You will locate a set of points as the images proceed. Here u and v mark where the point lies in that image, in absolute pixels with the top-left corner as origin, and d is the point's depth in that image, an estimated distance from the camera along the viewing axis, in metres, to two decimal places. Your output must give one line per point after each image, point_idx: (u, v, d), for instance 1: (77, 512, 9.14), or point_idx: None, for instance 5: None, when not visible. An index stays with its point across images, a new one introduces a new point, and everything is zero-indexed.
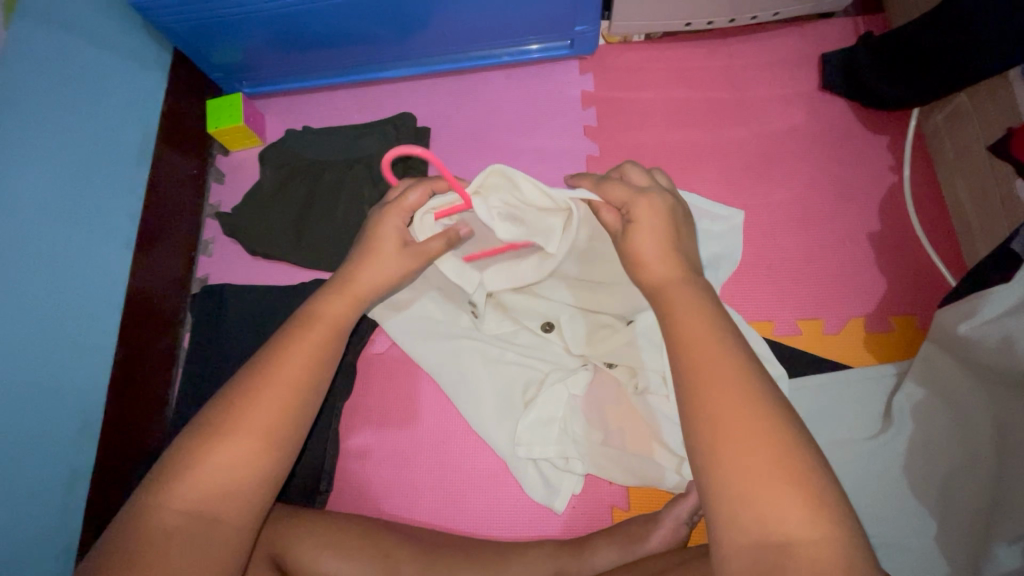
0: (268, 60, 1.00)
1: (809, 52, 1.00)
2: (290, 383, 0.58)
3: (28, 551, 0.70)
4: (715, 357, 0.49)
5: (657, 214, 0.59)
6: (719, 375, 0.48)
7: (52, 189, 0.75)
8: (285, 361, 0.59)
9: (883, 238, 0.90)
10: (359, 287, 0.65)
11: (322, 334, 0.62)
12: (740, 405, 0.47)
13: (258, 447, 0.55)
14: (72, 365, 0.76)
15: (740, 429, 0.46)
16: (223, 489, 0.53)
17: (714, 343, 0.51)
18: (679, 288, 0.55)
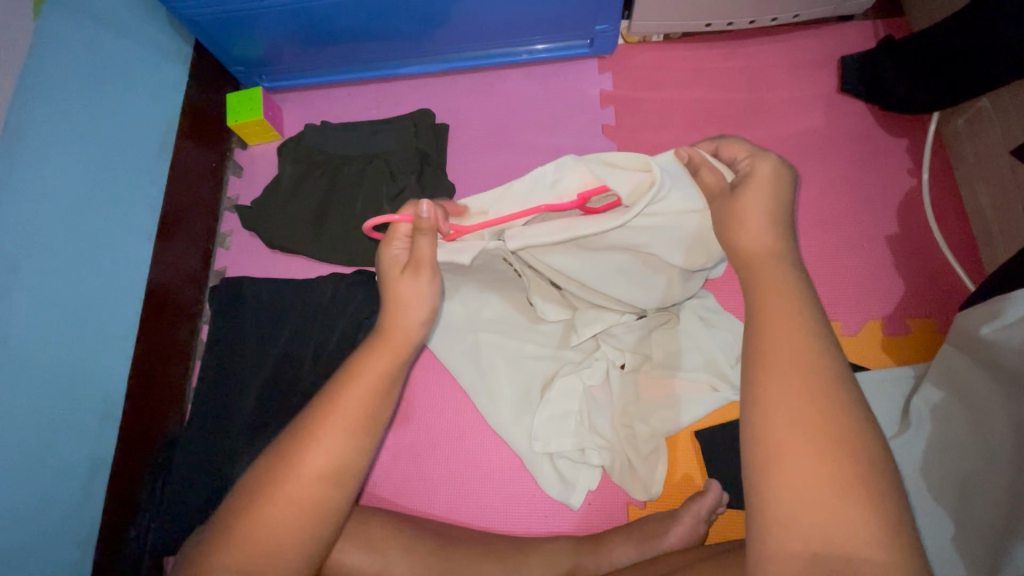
0: (288, 54, 1.00)
1: (828, 54, 1.00)
2: (332, 453, 0.53)
3: (49, 537, 0.70)
4: (794, 351, 0.46)
5: (775, 182, 0.56)
6: (791, 367, 0.46)
7: (78, 181, 0.76)
8: (323, 431, 0.53)
9: (900, 241, 0.90)
10: (395, 337, 0.58)
11: (365, 395, 0.55)
12: (811, 406, 0.44)
13: (303, 518, 0.52)
14: (93, 355, 0.77)
15: (809, 432, 0.43)
16: (268, 551, 0.51)
17: (797, 335, 0.47)
18: (769, 260, 0.53)
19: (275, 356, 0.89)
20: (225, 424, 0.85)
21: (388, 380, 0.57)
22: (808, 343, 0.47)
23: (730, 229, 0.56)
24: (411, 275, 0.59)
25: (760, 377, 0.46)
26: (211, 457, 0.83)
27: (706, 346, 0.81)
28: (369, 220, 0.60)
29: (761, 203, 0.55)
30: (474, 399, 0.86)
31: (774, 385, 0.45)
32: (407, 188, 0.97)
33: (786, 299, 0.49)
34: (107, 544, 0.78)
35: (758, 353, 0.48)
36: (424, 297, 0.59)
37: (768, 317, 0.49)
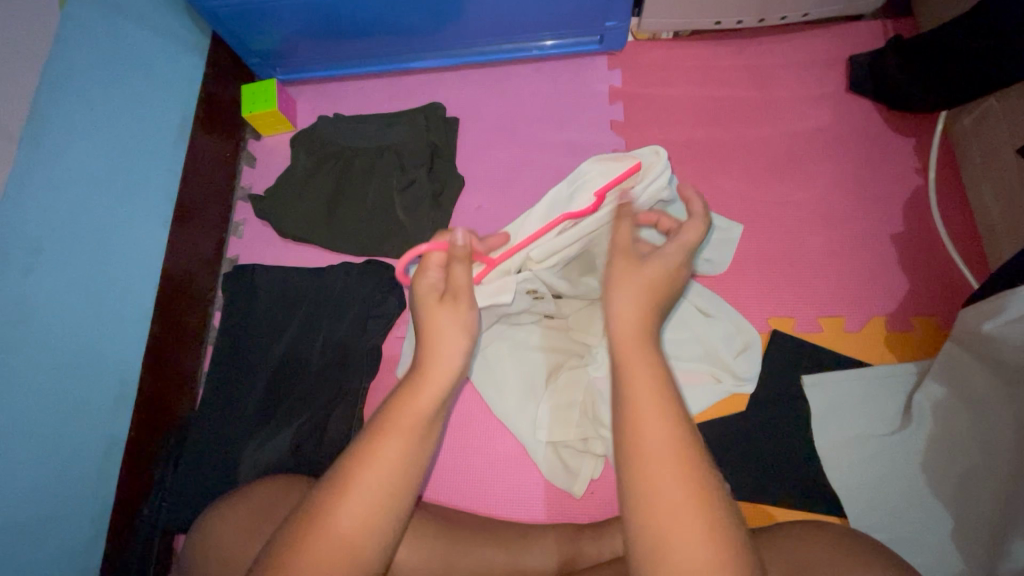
0: (303, 47, 1.02)
1: (837, 53, 1.01)
2: (376, 501, 0.48)
3: (65, 512, 0.72)
4: (665, 455, 0.44)
5: (663, 270, 0.55)
6: (661, 470, 0.43)
7: (99, 166, 0.78)
8: (367, 475, 0.48)
9: (906, 239, 0.91)
10: (444, 367, 0.53)
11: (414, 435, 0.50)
12: (683, 511, 0.42)
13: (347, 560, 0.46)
14: (109, 338, 0.78)
15: (680, 542, 0.41)
16: None
17: (667, 434, 0.45)
18: (636, 349, 0.50)
19: (286, 343, 0.91)
20: (236, 408, 0.87)
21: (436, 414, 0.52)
22: (673, 438, 0.44)
23: (613, 294, 0.54)
24: (452, 299, 0.56)
25: (633, 479, 0.44)
26: (222, 440, 0.85)
27: (706, 336, 0.84)
28: (405, 253, 0.60)
29: (646, 288, 0.54)
30: (479, 389, 0.87)
31: (646, 486, 0.43)
32: (417, 180, 0.98)
33: (654, 391, 0.47)
34: (120, 522, 0.80)
35: (632, 462, 0.44)
36: (471, 320, 0.56)
37: (634, 418, 0.46)
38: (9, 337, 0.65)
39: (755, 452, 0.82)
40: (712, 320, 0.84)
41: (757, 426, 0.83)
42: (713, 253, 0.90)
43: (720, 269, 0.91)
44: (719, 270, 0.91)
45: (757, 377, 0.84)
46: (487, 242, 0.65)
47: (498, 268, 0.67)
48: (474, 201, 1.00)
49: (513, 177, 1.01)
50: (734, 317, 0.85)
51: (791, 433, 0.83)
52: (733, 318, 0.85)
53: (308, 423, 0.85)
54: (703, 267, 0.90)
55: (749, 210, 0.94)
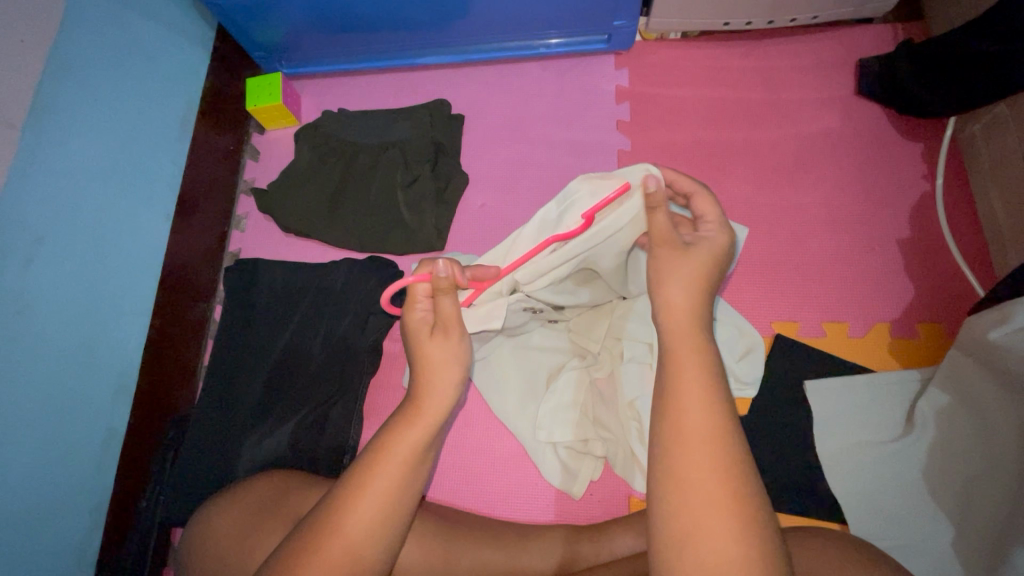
0: (308, 40, 1.01)
1: (846, 56, 1.00)
2: (359, 545, 0.47)
3: (63, 503, 0.71)
4: (701, 434, 0.44)
5: (706, 262, 0.55)
6: (693, 445, 0.44)
7: (103, 157, 0.77)
8: (351, 520, 0.47)
9: (912, 245, 0.90)
10: (431, 409, 0.53)
11: (401, 475, 0.50)
12: (711, 488, 0.42)
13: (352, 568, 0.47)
14: (110, 330, 0.78)
15: (706, 519, 0.41)
16: None
17: (704, 412, 0.45)
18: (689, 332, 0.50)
19: (287, 338, 0.91)
20: (236, 403, 0.87)
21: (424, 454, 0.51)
22: (708, 419, 0.45)
23: (661, 282, 0.54)
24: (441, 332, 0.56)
25: (667, 451, 0.44)
26: (221, 435, 0.85)
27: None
28: (388, 288, 0.57)
29: (691, 269, 0.54)
30: (481, 389, 0.87)
31: (679, 458, 0.43)
32: (421, 177, 0.98)
33: (696, 374, 0.47)
34: (118, 515, 0.79)
35: (668, 435, 0.45)
36: (459, 357, 0.56)
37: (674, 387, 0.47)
38: (8, 328, 0.65)
39: (755, 456, 0.82)
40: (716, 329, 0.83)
41: (758, 430, 0.83)
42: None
43: None
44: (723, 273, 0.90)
45: (759, 382, 0.84)
46: (474, 272, 0.61)
47: (488, 290, 0.64)
48: (478, 199, 0.99)
49: (517, 175, 1.00)
50: (737, 321, 0.85)
51: (792, 438, 0.82)
52: (734, 321, 0.85)
53: (308, 419, 0.85)
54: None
55: (754, 213, 0.94)
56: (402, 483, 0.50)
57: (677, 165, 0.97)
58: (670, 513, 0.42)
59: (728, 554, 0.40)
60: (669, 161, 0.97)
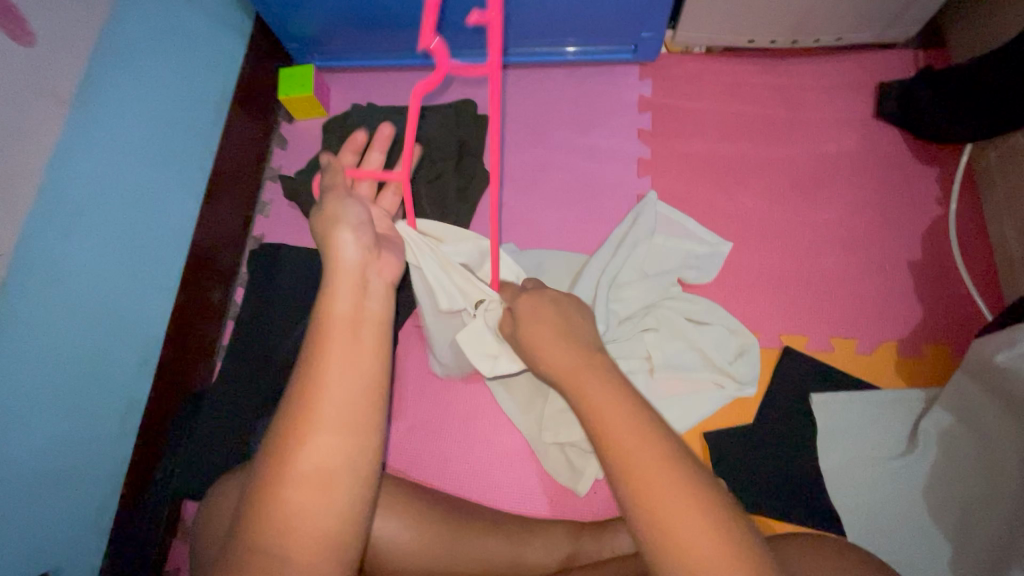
0: (342, 35, 1.04)
1: (867, 79, 1.02)
2: (307, 462, 0.46)
3: (85, 469, 0.73)
4: (638, 445, 0.47)
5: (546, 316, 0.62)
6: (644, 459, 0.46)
7: (142, 136, 0.80)
8: (294, 491, 0.45)
9: (924, 267, 0.91)
10: (353, 362, 0.51)
11: (328, 440, 0.47)
12: (664, 484, 0.45)
13: (307, 481, 0.46)
14: (138, 303, 0.80)
15: (680, 525, 0.44)
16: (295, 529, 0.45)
17: (642, 429, 0.48)
18: (583, 371, 0.55)
19: (305, 323, 0.93)
20: (254, 383, 0.89)
21: (351, 414, 0.49)
22: (637, 428, 0.48)
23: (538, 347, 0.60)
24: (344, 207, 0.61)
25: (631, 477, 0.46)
26: (239, 415, 0.87)
27: (698, 343, 0.85)
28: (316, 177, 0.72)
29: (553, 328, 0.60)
30: (494, 390, 0.90)
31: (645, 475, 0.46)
32: (444, 173, 1.00)
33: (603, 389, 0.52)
34: (133, 487, 0.81)
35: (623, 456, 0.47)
36: (351, 213, 0.60)
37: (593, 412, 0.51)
38: (46, 294, 0.67)
39: (759, 466, 0.83)
40: (708, 329, 0.86)
41: (762, 439, 0.84)
42: (699, 264, 0.92)
43: (711, 272, 0.92)
44: (704, 280, 0.93)
45: (758, 381, 0.86)
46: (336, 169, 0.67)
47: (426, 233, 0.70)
48: (498, 198, 1.02)
49: (538, 178, 1.02)
50: (731, 323, 0.87)
51: (797, 450, 0.83)
52: (728, 324, 0.87)
53: None
54: (690, 274, 0.92)
55: (768, 226, 0.96)
56: (332, 406, 0.48)
57: (696, 177, 0.99)
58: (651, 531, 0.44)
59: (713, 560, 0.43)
60: (687, 172, 1.00)
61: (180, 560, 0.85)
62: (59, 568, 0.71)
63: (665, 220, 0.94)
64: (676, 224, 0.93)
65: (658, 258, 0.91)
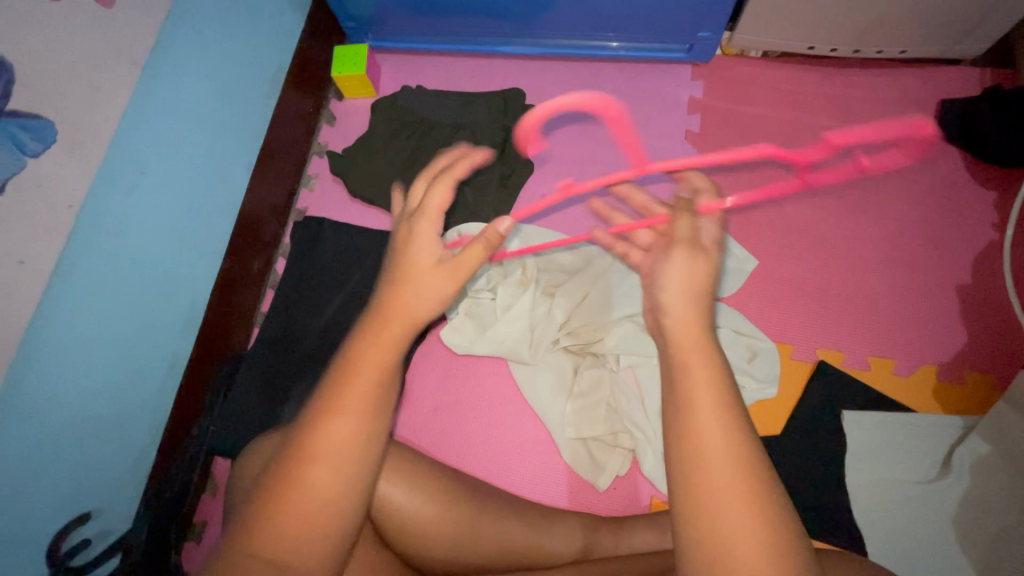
0: (398, 16, 1.05)
1: (928, 95, 0.99)
2: (340, 443, 0.46)
3: (129, 418, 0.76)
4: (725, 458, 0.40)
5: (692, 274, 0.48)
6: (721, 474, 0.39)
7: (203, 101, 0.82)
8: (323, 469, 0.46)
9: (972, 292, 0.89)
10: (391, 348, 0.50)
11: (362, 423, 0.47)
12: (735, 505, 0.39)
13: (340, 461, 0.46)
14: (188, 264, 0.83)
15: (742, 555, 0.38)
16: (320, 506, 0.46)
17: (730, 444, 0.40)
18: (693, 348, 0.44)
19: (341, 298, 0.95)
20: (290, 352, 0.92)
21: (382, 398, 0.49)
22: (728, 443, 0.40)
23: (660, 290, 0.48)
24: (441, 271, 0.54)
25: (693, 480, 0.40)
26: (273, 381, 0.90)
27: None
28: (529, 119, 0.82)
29: (699, 283, 0.48)
30: (518, 381, 0.91)
31: (706, 489, 0.39)
32: (488, 160, 1.01)
33: (709, 389, 0.42)
34: (170, 440, 0.83)
35: (689, 474, 0.40)
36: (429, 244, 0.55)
37: (686, 403, 0.42)
38: (107, 248, 0.70)
39: (784, 478, 0.82)
40: (723, 336, 0.86)
41: (788, 449, 0.84)
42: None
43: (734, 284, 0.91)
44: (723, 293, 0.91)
45: (778, 380, 0.86)
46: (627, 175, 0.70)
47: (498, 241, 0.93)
48: (540, 188, 1.02)
49: (580, 172, 1.02)
50: (749, 331, 0.87)
51: (822, 465, 0.83)
52: (738, 326, 0.87)
53: None
54: None
55: (812, 237, 0.94)
56: (372, 392, 0.48)
57: (742, 183, 0.98)
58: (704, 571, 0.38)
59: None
60: (734, 177, 0.98)
61: (208, 513, 0.89)
62: (99, 510, 0.74)
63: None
64: None
65: None
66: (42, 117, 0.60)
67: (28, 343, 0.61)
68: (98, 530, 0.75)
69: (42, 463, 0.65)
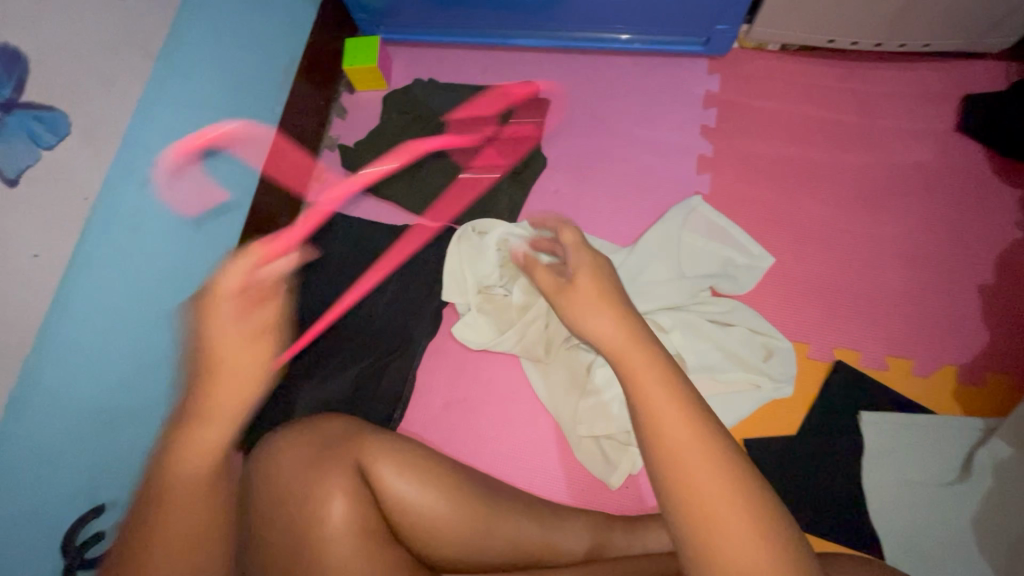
0: (411, 8, 1.03)
1: (951, 90, 0.97)
2: (203, 458, 0.49)
3: (143, 412, 0.76)
4: (688, 443, 0.42)
5: (593, 284, 0.59)
6: (685, 454, 0.42)
7: (215, 92, 0.81)
8: (178, 489, 0.48)
9: (994, 292, 0.87)
10: (236, 368, 0.51)
11: (213, 438, 0.49)
12: (708, 484, 0.41)
13: (197, 481, 0.49)
14: (199, 258, 0.82)
15: (723, 531, 0.40)
16: (172, 531, 0.47)
17: (687, 424, 0.43)
18: (633, 350, 0.49)
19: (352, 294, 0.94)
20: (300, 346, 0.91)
21: (237, 418, 0.51)
22: (688, 423, 0.43)
23: (585, 319, 0.55)
24: (258, 307, 0.53)
25: (664, 467, 0.43)
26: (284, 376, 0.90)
27: (724, 344, 0.84)
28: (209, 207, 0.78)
29: (598, 294, 0.57)
30: (531, 377, 0.91)
31: (679, 466, 0.42)
32: (501, 155, 1.00)
33: (656, 376, 0.46)
34: None
35: (659, 460, 0.43)
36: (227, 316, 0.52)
37: (636, 401, 0.46)
38: (120, 241, 0.69)
39: (799, 479, 0.81)
40: (738, 333, 0.85)
41: (803, 450, 0.83)
42: (735, 274, 0.90)
43: (751, 283, 0.90)
44: (738, 291, 0.90)
45: (794, 380, 0.85)
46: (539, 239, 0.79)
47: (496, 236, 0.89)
48: (553, 183, 1.01)
49: (594, 166, 1.01)
50: (766, 328, 0.86)
51: (839, 467, 0.81)
52: (754, 325, 0.86)
53: (366, 370, 0.89)
54: (724, 283, 0.89)
55: (830, 235, 0.93)
56: (233, 416, 0.51)
57: (759, 179, 0.96)
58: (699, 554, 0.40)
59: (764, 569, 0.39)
60: (750, 173, 0.97)
61: None
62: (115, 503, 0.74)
63: (697, 219, 0.92)
64: (718, 227, 0.92)
65: (689, 257, 0.90)
66: (56, 109, 0.59)
67: (43, 335, 0.61)
68: None
69: (56, 455, 0.65)
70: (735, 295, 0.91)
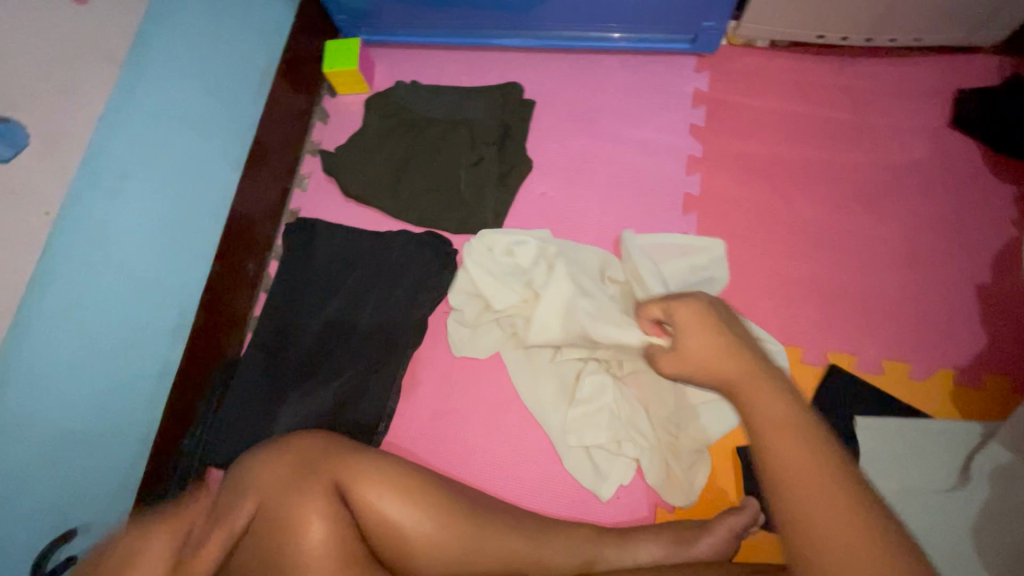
0: (391, 9, 1.01)
1: (944, 85, 0.95)
2: None
3: (115, 429, 0.74)
4: (807, 465, 0.41)
5: (697, 315, 0.56)
6: (804, 477, 0.41)
7: (185, 99, 0.79)
8: None
9: (990, 292, 0.85)
10: None
11: None
12: (828, 504, 0.40)
13: None
14: (174, 267, 0.80)
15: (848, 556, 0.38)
16: None
17: (803, 446, 0.42)
18: (756, 383, 0.47)
19: (335, 304, 0.92)
20: (283, 358, 0.89)
21: None
22: (802, 440, 0.42)
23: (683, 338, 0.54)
24: None
25: (778, 486, 0.42)
26: (266, 389, 0.87)
27: None
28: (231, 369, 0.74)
29: (699, 318, 0.55)
30: (518, 386, 0.88)
31: (793, 480, 0.41)
32: (486, 158, 0.97)
33: (770, 397, 0.46)
34: (159, 453, 0.80)
35: (775, 484, 0.42)
36: None
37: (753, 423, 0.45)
38: (87, 252, 0.67)
39: None
40: None
41: None
42: (708, 272, 0.87)
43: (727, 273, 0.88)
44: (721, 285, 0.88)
45: None
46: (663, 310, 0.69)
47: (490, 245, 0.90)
48: (540, 186, 0.98)
49: (581, 169, 0.99)
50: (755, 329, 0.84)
51: None
52: None
53: (349, 382, 0.87)
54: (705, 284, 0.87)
55: (823, 235, 0.90)
56: None
57: (750, 179, 0.94)
58: (788, 519, 0.41)
59: (845, 536, 0.38)
60: (741, 172, 0.95)
61: None
62: (86, 526, 0.71)
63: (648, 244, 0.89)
64: (679, 239, 0.89)
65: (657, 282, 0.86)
66: (12, 120, 0.58)
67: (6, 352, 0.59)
68: (86, 546, 0.71)
69: (25, 476, 0.63)
70: (727, 298, 0.89)
